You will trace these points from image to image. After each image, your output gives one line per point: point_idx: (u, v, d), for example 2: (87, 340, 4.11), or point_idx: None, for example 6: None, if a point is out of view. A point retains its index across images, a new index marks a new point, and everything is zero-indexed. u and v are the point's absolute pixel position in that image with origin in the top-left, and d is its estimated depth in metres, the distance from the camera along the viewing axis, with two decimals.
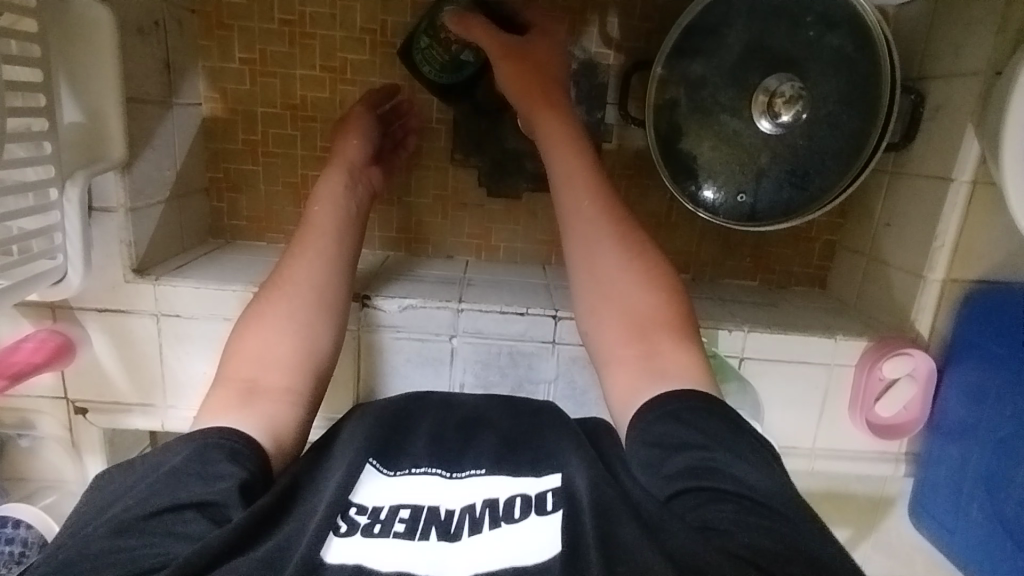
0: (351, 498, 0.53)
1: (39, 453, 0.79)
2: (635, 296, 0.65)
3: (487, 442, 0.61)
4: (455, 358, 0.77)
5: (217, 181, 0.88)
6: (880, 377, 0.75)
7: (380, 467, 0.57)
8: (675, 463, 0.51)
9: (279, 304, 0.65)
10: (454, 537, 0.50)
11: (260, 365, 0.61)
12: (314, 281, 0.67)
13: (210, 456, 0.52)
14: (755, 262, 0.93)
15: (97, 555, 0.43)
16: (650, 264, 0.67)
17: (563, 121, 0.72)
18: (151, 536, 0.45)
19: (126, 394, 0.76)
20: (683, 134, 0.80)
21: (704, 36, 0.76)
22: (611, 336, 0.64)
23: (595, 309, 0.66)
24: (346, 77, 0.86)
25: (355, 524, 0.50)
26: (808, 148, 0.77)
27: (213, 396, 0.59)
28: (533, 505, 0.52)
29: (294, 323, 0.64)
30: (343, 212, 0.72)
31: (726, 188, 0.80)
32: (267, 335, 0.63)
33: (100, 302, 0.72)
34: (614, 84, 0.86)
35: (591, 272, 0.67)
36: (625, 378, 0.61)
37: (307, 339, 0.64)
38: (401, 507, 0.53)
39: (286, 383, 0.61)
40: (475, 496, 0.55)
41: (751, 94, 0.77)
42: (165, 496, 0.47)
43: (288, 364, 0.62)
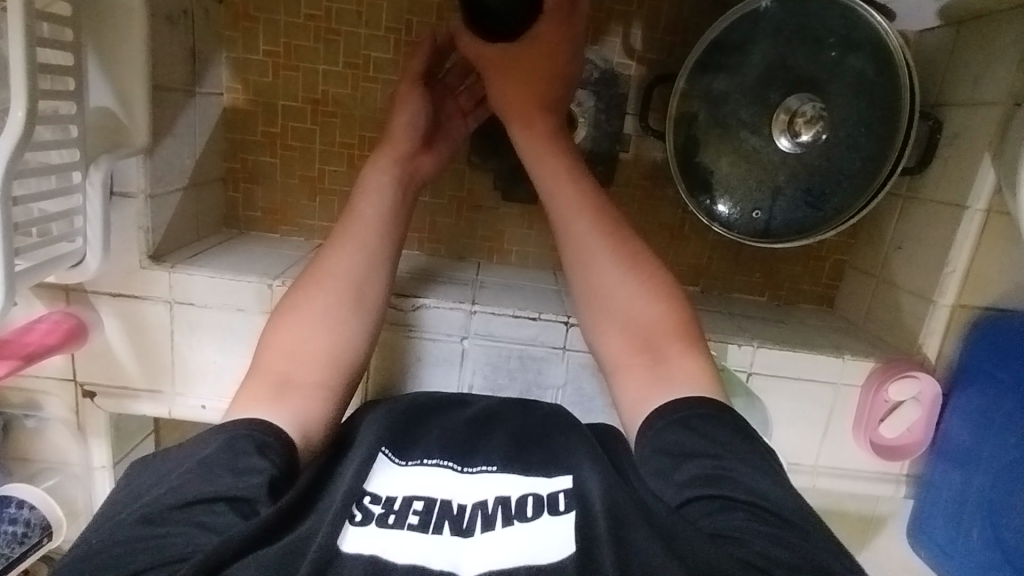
0: (364, 487, 0.53)
1: (43, 435, 0.79)
2: (638, 307, 0.65)
3: (499, 441, 0.62)
4: (465, 360, 0.78)
5: (234, 171, 0.88)
6: (886, 399, 0.76)
7: (392, 457, 0.58)
8: (687, 471, 0.52)
9: (315, 297, 0.65)
10: (465, 533, 0.51)
11: (292, 360, 0.62)
12: (353, 275, 0.66)
13: (240, 448, 0.51)
14: (765, 277, 0.93)
15: (123, 544, 0.44)
16: (648, 275, 0.67)
17: (548, 143, 0.71)
18: (179, 527, 0.45)
19: (134, 379, 0.76)
20: (701, 148, 0.80)
21: (728, 52, 0.77)
22: (614, 344, 0.65)
23: (594, 321, 0.68)
24: (369, 75, 0.86)
25: (370, 514, 0.50)
26: (825, 168, 0.78)
27: (245, 388, 0.59)
28: (545, 504, 0.53)
29: (328, 319, 0.64)
30: (384, 204, 0.70)
31: (741, 204, 0.81)
32: (299, 331, 0.63)
33: (115, 287, 0.73)
34: (634, 94, 0.87)
35: (590, 286, 0.68)
36: (632, 383, 0.63)
37: (342, 335, 0.64)
38: (414, 499, 0.53)
39: (317, 379, 0.61)
40: (486, 492, 0.55)
41: (772, 112, 0.78)
42: (196, 486, 0.48)
43: (320, 360, 0.62)
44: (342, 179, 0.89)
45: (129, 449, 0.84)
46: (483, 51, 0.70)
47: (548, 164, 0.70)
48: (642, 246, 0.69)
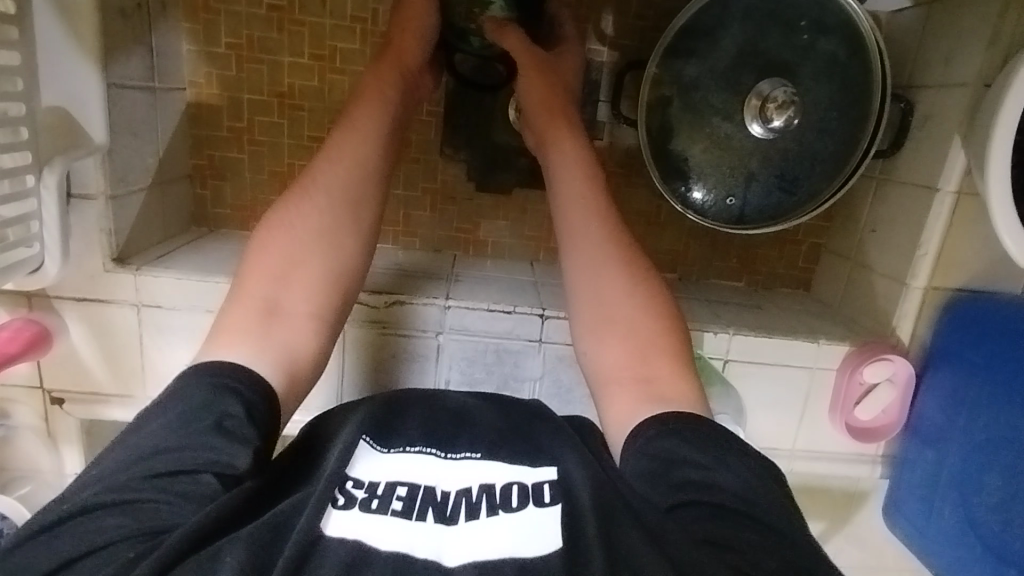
0: (348, 471, 0.53)
1: (12, 443, 0.77)
2: (637, 323, 0.64)
3: (479, 431, 0.61)
4: (441, 356, 0.77)
5: (200, 167, 0.86)
6: (861, 381, 0.77)
7: (374, 445, 0.57)
8: (678, 475, 0.51)
9: (305, 216, 0.64)
10: (450, 520, 0.50)
11: (279, 293, 0.60)
12: (344, 194, 0.66)
13: (225, 406, 0.49)
14: (741, 262, 0.94)
15: (98, 511, 0.42)
16: (652, 292, 0.66)
17: (573, 153, 0.72)
18: (158, 497, 0.44)
19: (104, 384, 0.74)
20: (675, 135, 0.79)
21: (700, 37, 0.76)
22: (608, 357, 0.64)
23: (591, 330, 0.66)
24: (336, 65, 0.84)
25: (353, 497, 0.50)
26: (798, 153, 0.77)
27: (231, 313, 0.58)
28: (530, 494, 0.52)
29: (318, 239, 0.63)
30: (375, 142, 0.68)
31: (716, 191, 0.80)
32: (286, 259, 0.61)
33: (79, 291, 0.71)
34: (607, 81, 0.86)
35: (592, 294, 0.67)
36: (620, 399, 0.61)
37: (327, 267, 0.63)
38: (398, 484, 0.53)
39: (305, 307, 0.60)
40: (471, 480, 0.55)
41: (744, 97, 0.77)
42: (177, 452, 0.46)
43: (311, 286, 0.61)
44: None
45: None
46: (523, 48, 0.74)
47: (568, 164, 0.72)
48: (650, 265, 0.69)
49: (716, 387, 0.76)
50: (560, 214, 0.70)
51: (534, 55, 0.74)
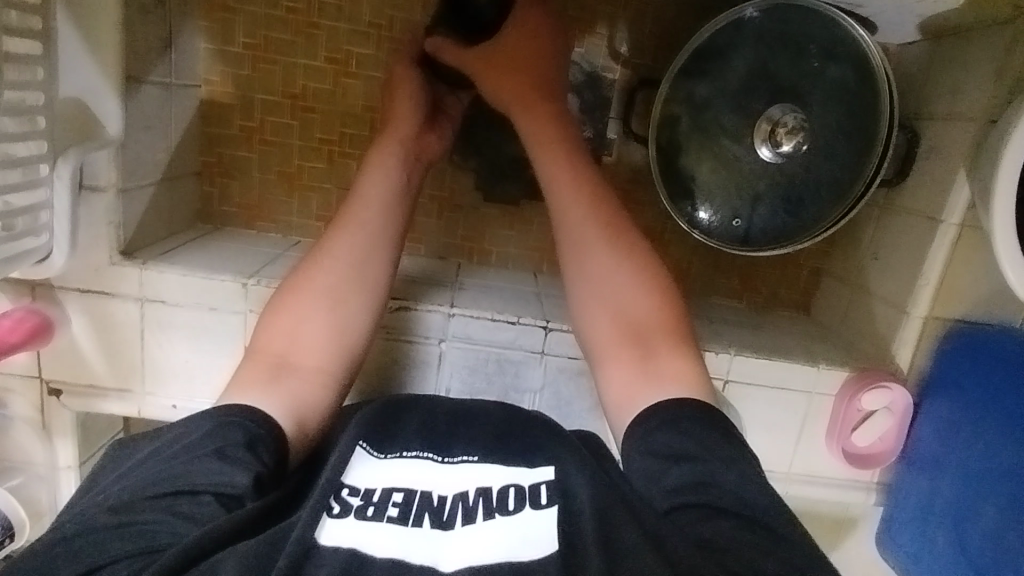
0: (343, 480, 0.53)
1: (6, 434, 0.76)
2: (634, 301, 0.66)
3: (473, 432, 0.62)
4: (443, 364, 0.77)
5: (209, 165, 0.87)
6: (859, 408, 0.77)
7: (370, 450, 0.57)
8: (674, 476, 0.52)
9: (316, 279, 0.65)
10: (446, 525, 0.51)
11: (295, 345, 0.62)
12: (356, 255, 0.66)
13: (230, 437, 0.51)
14: (743, 283, 0.95)
15: (102, 530, 0.44)
16: (643, 269, 0.67)
17: (559, 145, 0.71)
18: (160, 514, 0.45)
19: (102, 377, 0.74)
20: (684, 153, 0.80)
21: (712, 59, 0.77)
22: (603, 329, 0.66)
23: (586, 305, 0.68)
24: (350, 70, 0.85)
25: (348, 506, 0.51)
26: (804, 177, 0.78)
27: (244, 368, 0.60)
28: (527, 496, 0.53)
29: (328, 301, 0.64)
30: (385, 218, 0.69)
31: (722, 211, 0.81)
32: (297, 319, 0.63)
33: (83, 283, 0.71)
34: (618, 98, 0.87)
35: (583, 274, 0.68)
36: (621, 374, 0.63)
37: (337, 324, 0.64)
38: (394, 490, 0.53)
39: (318, 363, 0.61)
40: (469, 483, 0.55)
41: (754, 121, 0.78)
42: (180, 474, 0.47)
43: (322, 345, 0.62)
44: (320, 176, 0.89)
45: (97, 448, 0.81)
46: (468, 54, 0.73)
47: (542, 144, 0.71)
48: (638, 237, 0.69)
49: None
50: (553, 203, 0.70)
51: (531, 28, 0.73)
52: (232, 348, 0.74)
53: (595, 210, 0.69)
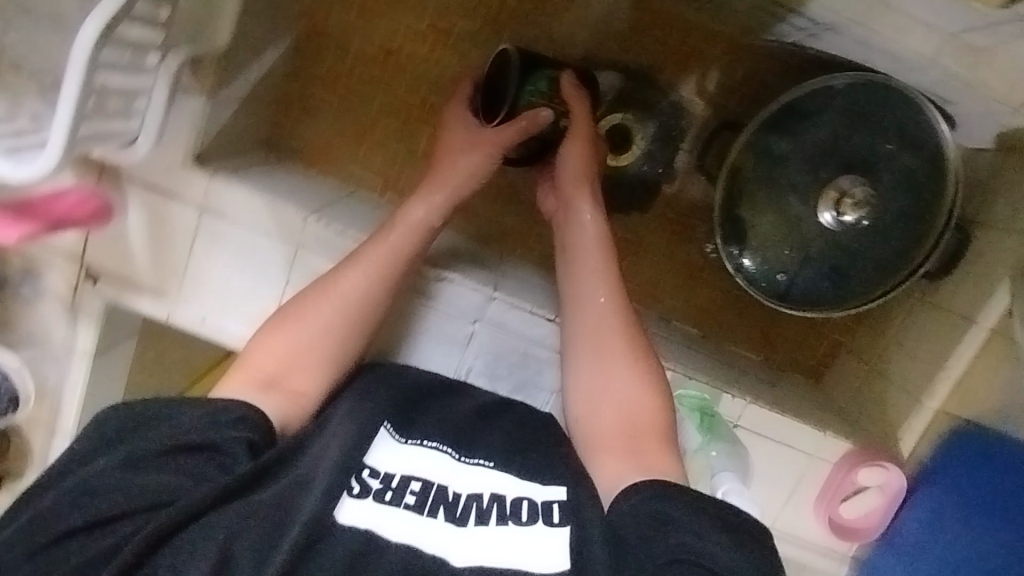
0: (364, 459, 0.56)
1: (33, 306, 0.75)
2: (631, 394, 0.64)
3: (492, 438, 0.63)
4: (471, 343, 0.78)
5: (288, 97, 0.89)
6: (854, 481, 0.80)
7: (394, 433, 0.61)
8: (659, 548, 0.49)
9: (323, 301, 0.67)
10: (459, 522, 0.53)
11: (285, 362, 0.65)
12: (365, 286, 0.67)
13: (223, 416, 0.57)
14: (762, 337, 0.97)
15: (119, 480, 0.52)
16: (644, 363, 0.66)
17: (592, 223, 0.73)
18: (164, 471, 0.53)
19: (142, 274, 0.74)
20: (749, 197, 0.83)
21: (796, 118, 0.80)
22: (600, 420, 0.64)
23: (586, 392, 0.67)
24: (448, 41, 0.88)
25: (369, 487, 0.54)
26: (855, 250, 0.80)
27: (241, 370, 0.64)
28: (539, 512, 0.54)
29: (329, 322, 0.67)
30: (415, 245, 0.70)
31: (767, 264, 0.83)
32: (298, 333, 0.66)
33: (150, 179, 0.71)
34: (694, 133, 0.91)
35: (587, 357, 0.68)
36: (609, 462, 0.61)
37: (332, 347, 0.66)
38: (413, 478, 0.56)
39: (308, 377, 0.65)
40: (483, 486, 0.57)
41: (822, 186, 0.81)
42: (180, 435, 0.55)
43: (313, 363, 0.65)
44: (394, 134, 0.91)
45: (114, 343, 0.80)
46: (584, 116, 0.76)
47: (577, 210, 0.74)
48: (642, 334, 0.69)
49: (702, 435, 0.75)
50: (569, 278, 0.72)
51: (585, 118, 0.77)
52: (274, 278, 0.74)
53: (609, 294, 0.70)
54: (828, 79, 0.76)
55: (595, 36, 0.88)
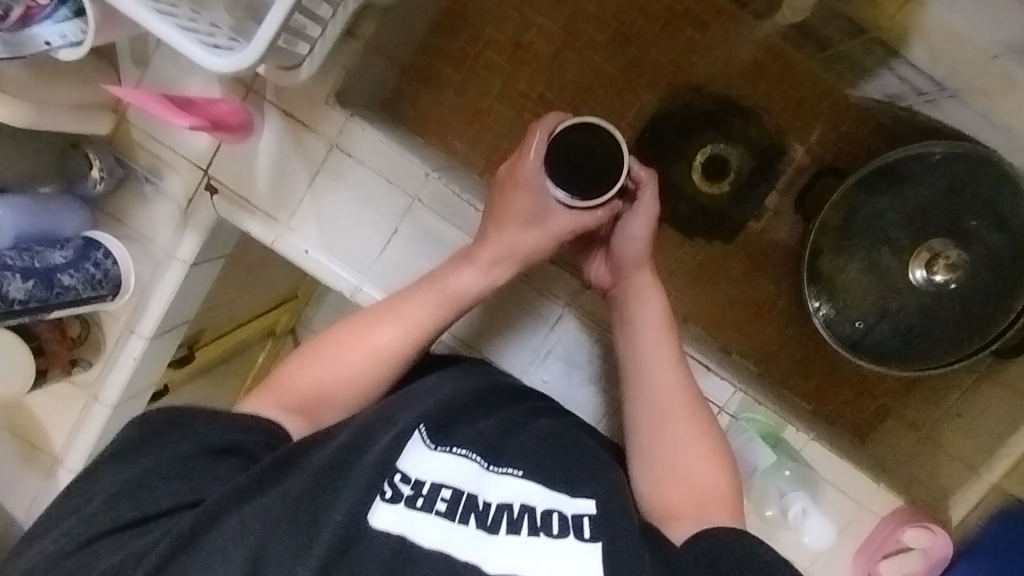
0: (395, 464, 0.53)
1: (150, 205, 0.77)
2: (693, 460, 0.63)
3: (521, 444, 0.60)
4: (556, 327, 0.78)
5: (414, 67, 0.93)
6: (898, 539, 0.79)
7: (425, 439, 0.57)
8: None
9: (358, 335, 0.66)
10: (491, 531, 0.50)
11: (310, 396, 0.64)
12: (401, 332, 0.66)
13: (245, 425, 0.58)
14: (815, 389, 0.97)
15: (147, 486, 0.54)
16: (708, 432, 0.64)
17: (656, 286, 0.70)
18: (190, 471, 0.55)
19: (259, 196, 0.76)
20: (841, 246, 0.86)
21: (895, 180, 0.83)
22: (664, 485, 0.62)
23: (650, 458, 0.64)
24: (576, 45, 0.92)
25: (399, 493, 0.51)
26: (933, 313, 0.83)
27: (273, 387, 0.65)
28: (571, 525, 0.51)
29: (361, 353, 0.66)
30: (447, 310, 0.67)
31: (844, 312, 0.86)
32: (331, 360, 0.66)
33: (291, 107, 0.74)
34: (789, 176, 0.94)
35: (653, 417, 0.65)
36: (679, 515, 0.59)
37: (363, 376, 0.66)
38: (442, 485, 0.52)
39: (337, 399, 0.65)
40: (516, 493, 0.53)
41: (916, 246, 0.84)
42: (203, 439, 0.56)
43: (344, 387, 0.65)
44: (506, 121, 0.93)
45: (210, 258, 0.82)
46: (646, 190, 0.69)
47: (639, 293, 0.69)
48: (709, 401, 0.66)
49: (774, 456, 0.78)
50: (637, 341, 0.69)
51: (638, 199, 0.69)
52: (384, 224, 0.76)
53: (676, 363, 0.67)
54: (928, 147, 0.79)
55: (715, 67, 0.92)
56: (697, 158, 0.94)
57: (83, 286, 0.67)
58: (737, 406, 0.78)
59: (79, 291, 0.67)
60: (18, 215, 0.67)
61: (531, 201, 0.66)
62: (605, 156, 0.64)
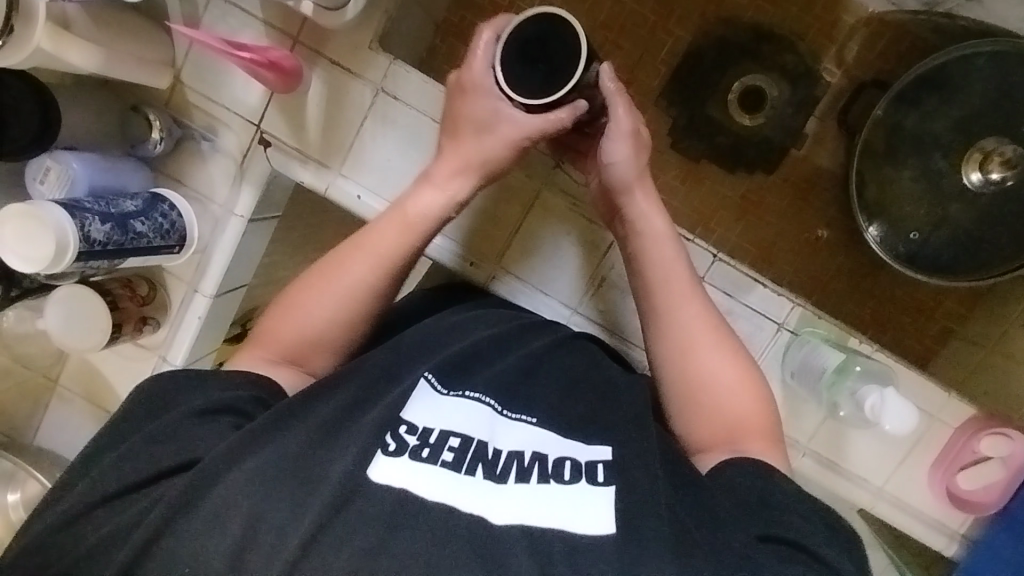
0: (401, 415, 0.54)
1: (207, 162, 0.80)
2: (718, 384, 0.62)
3: (541, 390, 0.63)
4: (609, 253, 0.78)
5: (448, 24, 0.95)
6: (975, 449, 0.77)
7: (435, 385, 0.59)
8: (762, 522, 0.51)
9: (323, 280, 0.64)
10: (499, 478, 0.50)
11: (297, 341, 0.63)
12: (370, 261, 0.63)
13: (237, 391, 0.57)
14: (874, 315, 0.94)
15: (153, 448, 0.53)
16: (733, 357, 0.63)
17: (660, 218, 0.66)
18: (191, 430, 0.54)
19: (311, 145, 0.78)
20: (893, 158, 0.85)
21: (937, 87, 0.82)
22: (691, 409, 0.62)
23: (672, 388, 0.63)
24: None
25: (404, 444, 0.51)
26: (992, 216, 0.81)
27: (254, 348, 0.64)
28: (583, 471, 0.52)
29: (328, 298, 0.63)
30: (415, 240, 0.64)
31: (901, 226, 0.85)
32: (302, 308, 0.64)
33: (338, 56, 0.76)
34: (827, 101, 0.93)
35: (670, 351, 0.63)
36: (708, 437, 0.61)
37: (336, 323, 0.64)
38: (451, 434, 0.53)
39: (321, 348, 0.64)
40: (524, 445, 0.55)
41: (965, 150, 0.82)
42: (198, 401, 0.56)
43: (319, 333, 0.63)
44: None
45: (265, 215, 0.84)
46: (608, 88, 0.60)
47: (644, 223, 0.66)
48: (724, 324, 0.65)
49: (841, 356, 0.76)
50: (646, 282, 0.66)
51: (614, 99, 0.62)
52: (433, 164, 0.78)
53: (690, 298, 0.64)
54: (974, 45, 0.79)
55: None
56: (733, 90, 0.94)
57: (153, 235, 0.69)
58: (797, 321, 0.77)
59: (150, 239, 0.69)
60: (91, 169, 0.70)
61: (484, 109, 0.59)
62: (564, 49, 0.54)
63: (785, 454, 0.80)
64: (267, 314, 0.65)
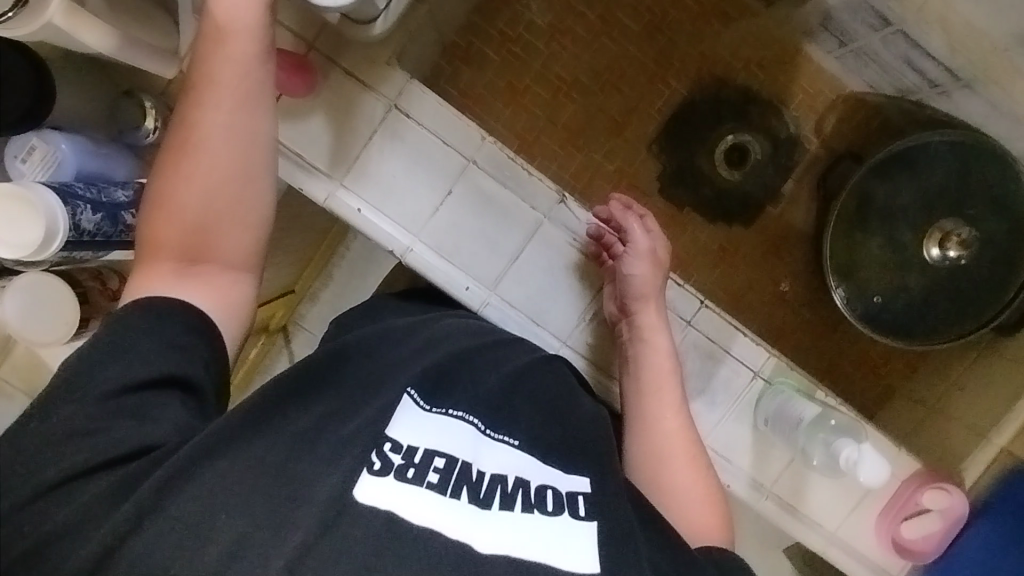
0: (385, 431, 0.50)
1: None
2: (688, 481, 0.66)
3: (524, 410, 0.60)
4: (602, 291, 0.81)
5: (455, 46, 0.95)
6: (919, 501, 0.82)
7: (418, 401, 0.55)
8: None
9: (188, 143, 0.56)
10: (484, 504, 0.48)
11: (193, 230, 0.55)
12: (232, 98, 0.56)
13: (174, 333, 0.50)
14: (828, 366, 1.01)
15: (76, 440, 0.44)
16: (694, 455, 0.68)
17: (659, 334, 0.74)
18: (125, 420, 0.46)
19: (313, 153, 0.76)
20: (865, 226, 0.94)
21: (903, 166, 0.92)
22: (662, 496, 0.66)
23: (649, 474, 0.67)
24: (612, 34, 0.97)
25: (389, 464, 0.48)
26: (945, 286, 0.90)
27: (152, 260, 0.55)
28: (564, 503, 0.51)
29: (204, 164, 0.56)
30: (254, 43, 0.56)
31: (863, 289, 0.94)
32: (180, 184, 0.56)
33: (353, 67, 0.75)
34: (803, 165, 1.00)
35: (654, 441, 0.69)
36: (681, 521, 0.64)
37: (221, 188, 0.56)
38: (436, 454, 0.50)
39: (223, 235, 0.56)
40: (506, 468, 0.53)
41: (927, 229, 0.91)
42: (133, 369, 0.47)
43: (204, 204, 0.56)
44: (541, 103, 0.97)
45: None
46: None
47: (645, 336, 0.74)
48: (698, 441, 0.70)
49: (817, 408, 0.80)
50: (637, 378, 0.73)
51: None
52: (438, 186, 0.78)
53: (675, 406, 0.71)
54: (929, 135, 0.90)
55: (740, 62, 0.98)
56: (720, 145, 1.00)
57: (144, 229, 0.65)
58: (771, 370, 0.82)
59: None
60: (80, 151, 0.65)
61: None
62: None
63: (747, 495, 0.83)
64: (149, 214, 0.57)
